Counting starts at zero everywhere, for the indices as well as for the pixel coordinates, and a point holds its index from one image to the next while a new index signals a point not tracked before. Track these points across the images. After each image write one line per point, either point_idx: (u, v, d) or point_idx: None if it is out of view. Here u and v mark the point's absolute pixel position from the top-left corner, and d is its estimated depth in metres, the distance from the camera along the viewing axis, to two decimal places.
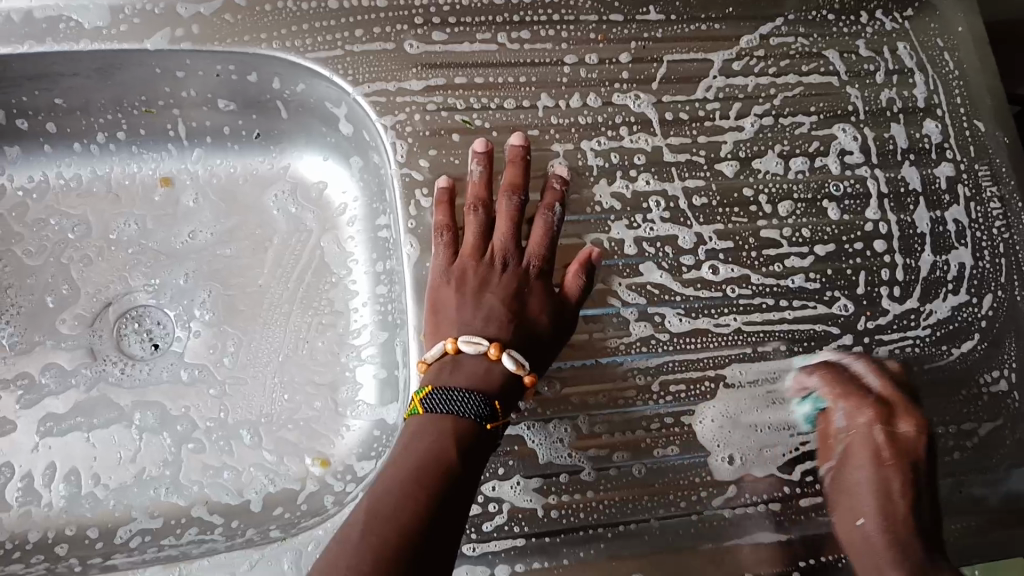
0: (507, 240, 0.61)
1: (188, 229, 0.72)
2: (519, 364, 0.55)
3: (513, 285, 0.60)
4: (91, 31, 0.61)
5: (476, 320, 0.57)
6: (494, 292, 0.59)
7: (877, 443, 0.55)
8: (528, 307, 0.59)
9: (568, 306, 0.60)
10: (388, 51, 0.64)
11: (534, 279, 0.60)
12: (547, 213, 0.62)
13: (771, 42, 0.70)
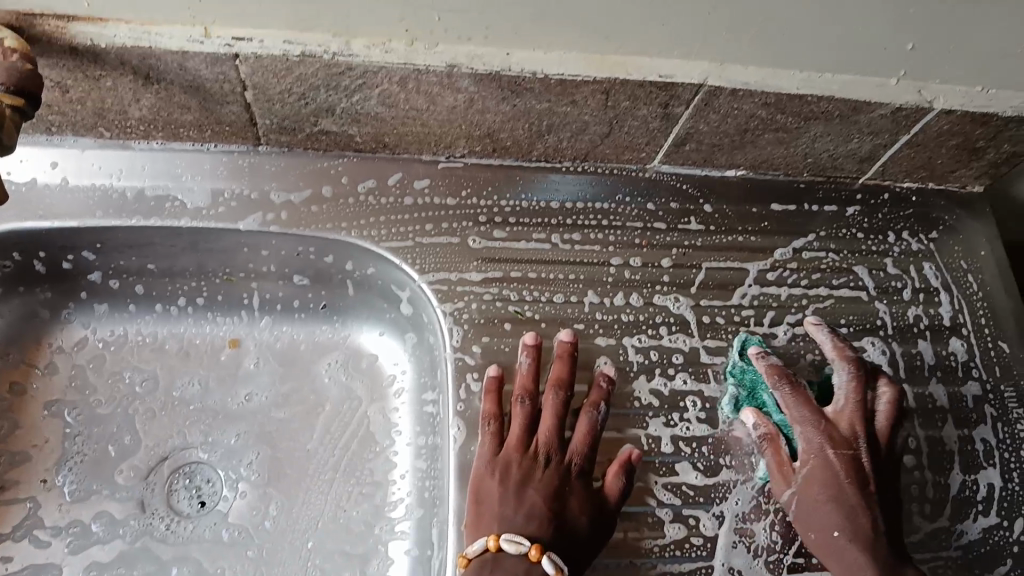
0: (552, 435, 0.64)
1: (246, 392, 0.77)
2: (558, 567, 0.57)
3: (555, 481, 0.63)
4: (193, 209, 0.68)
5: (518, 517, 0.60)
6: (536, 487, 0.62)
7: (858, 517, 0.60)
8: (568, 506, 0.62)
9: (609, 508, 0.63)
10: (452, 244, 0.71)
11: (575, 476, 0.63)
12: (593, 411, 0.65)
13: (803, 256, 0.75)
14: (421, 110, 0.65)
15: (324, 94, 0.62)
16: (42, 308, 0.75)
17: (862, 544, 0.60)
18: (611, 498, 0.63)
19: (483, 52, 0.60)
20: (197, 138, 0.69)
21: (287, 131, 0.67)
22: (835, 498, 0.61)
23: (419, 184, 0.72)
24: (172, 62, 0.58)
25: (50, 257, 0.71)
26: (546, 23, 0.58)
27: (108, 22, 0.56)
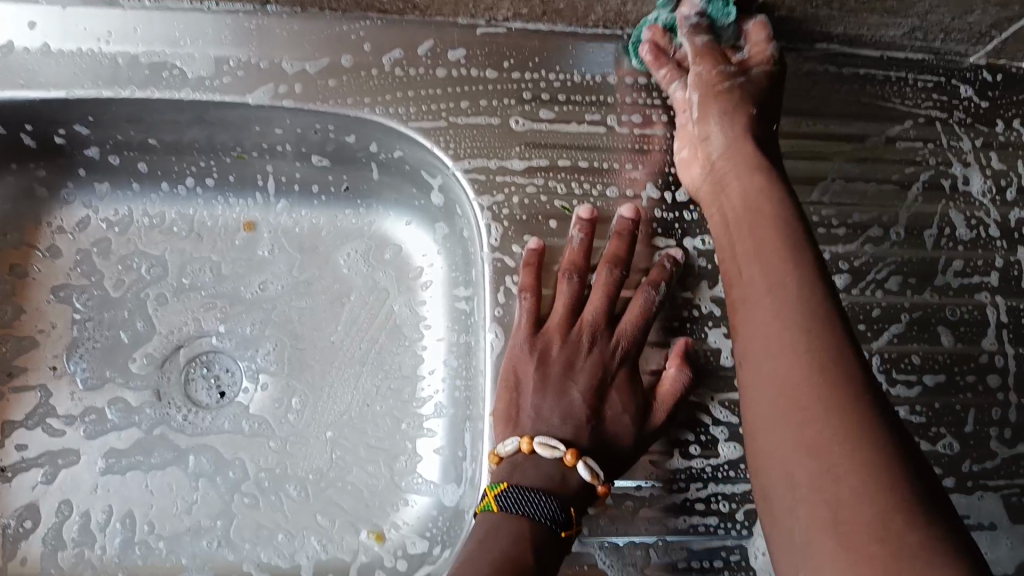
0: (600, 320, 0.58)
1: (261, 280, 0.71)
2: (594, 475, 0.52)
3: (599, 370, 0.57)
4: (194, 79, 0.59)
5: (555, 413, 0.55)
6: (578, 377, 0.57)
7: (801, 289, 0.43)
8: (611, 402, 0.56)
9: (659, 401, 0.57)
10: (492, 126, 0.61)
11: (623, 365, 0.58)
12: (648, 292, 0.59)
13: (897, 146, 0.66)
14: None
15: None
16: (39, 184, 0.68)
17: (813, 314, 0.42)
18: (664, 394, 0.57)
19: None
20: None
21: None
22: (780, 256, 0.46)
23: (455, 54, 0.61)
24: None
25: (38, 129, 0.63)
26: None
27: None
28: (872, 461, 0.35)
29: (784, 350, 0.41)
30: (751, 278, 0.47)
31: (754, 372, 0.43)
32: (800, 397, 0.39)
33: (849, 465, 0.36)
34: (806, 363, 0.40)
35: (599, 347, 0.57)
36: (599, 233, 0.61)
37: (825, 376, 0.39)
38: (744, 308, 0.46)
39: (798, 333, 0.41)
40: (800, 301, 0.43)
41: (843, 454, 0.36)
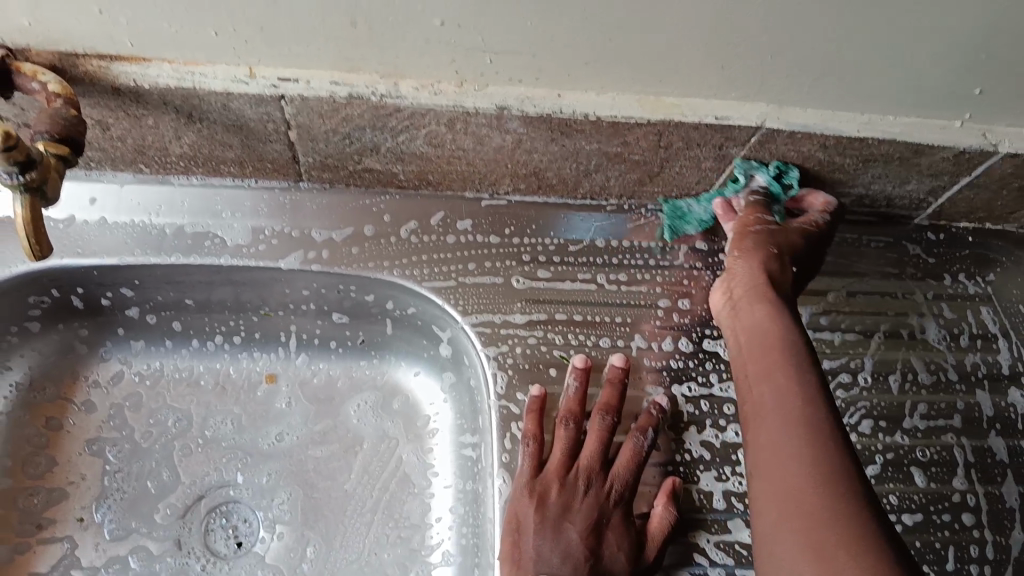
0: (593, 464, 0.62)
1: (277, 431, 0.76)
2: None
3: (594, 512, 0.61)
4: (233, 246, 0.67)
5: (555, 555, 0.59)
6: (575, 519, 0.61)
7: (810, 413, 0.49)
8: (606, 543, 0.60)
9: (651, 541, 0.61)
10: (496, 284, 0.69)
11: (616, 507, 0.61)
12: (637, 438, 0.63)
13: (857, 299, 0.73)
14: (466, 149, 0.63)
15: (370, 134, 0.61)
16: (80, 343, 0.74)
17: (821, 435, 0.47)
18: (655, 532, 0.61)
19: (535, 94, 0.58)
20: (237, 175, 0.67)
21: (330, 168, 0.66)
22: (785, 383, 0.52)
23: (463, 224, 0.70)
24: (216, 101, 0.57)
25: (88, 294, 0.70)
26: (600, 65, 0.56)
27: (151, 62, 0.55)
28: (868, 559, 0.39)
29: (792, 464, 0.46)
30: (758, 405, 0.53)
31: (764, 492, 0.47)
32: (811, 502, 0.44)
33: (847, 563, 0.40)
34: (809, 475, 0.45)
35: (593, 491, 0.62)
36: (592, 381, 0.67)
37: (833, 487, 0.44)
38: (754, 430, 0.52)
39: (804, 450, 0.47)
40: (812, 424, 0.48)
41: (843, 552, 0.40)
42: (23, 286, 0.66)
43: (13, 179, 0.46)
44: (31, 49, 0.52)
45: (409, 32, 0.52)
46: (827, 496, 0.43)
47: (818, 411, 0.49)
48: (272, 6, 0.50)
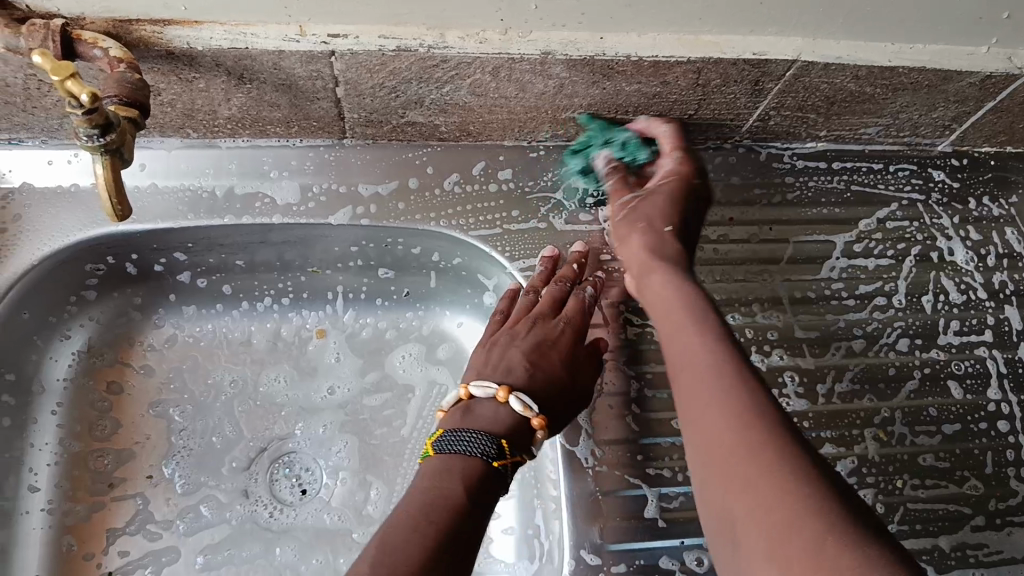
0: (546, 305, 0.66)
1: (328, 385, 0.78)
2: (526, 407, 0.57)
3: (544, 343, 0.63)
4: (283, 206, 0.69)
5: (496, 369, 0.61)
6: (518, 344, 0.63)
7: (707, 345, 0.51)
8: (545, 359, 0.62)
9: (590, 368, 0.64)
10: (539, 229, 0.71)
11: (563, 336, 0.64)
12: (577, 295, 0.67)
13: (887, 226, 0.75)
14: (508, 97, 0.65)
15: (416, 87, 0.62)
16: (134, 310, 0.76)
17: (720, 371, 0.49)
18: (588, 362, 0.64)
19: (578, 38, 0.59)
20: (283, 135, 0.68)
21: (374, 123, 0.67)
22: (689, 336, 0.53)
23: (503, 174, 0.72)
24: (268, 61, 0.58)
25: (142, 260, 0.71)
26: (643, 7, 0.57)
27: (203, 24, 0.55)
28: (784, 471, 0.41)
29: (707, 389, 0.48)
30: (667, 358, 0.54)
31: (693, 426, 0.48)
32: (723, 427, 0.45)
33: (749, 435, 0.44)
34: (731, 406, 0.46)
35: (546, 323, 0.64)
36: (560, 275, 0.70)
37: (752, 448, 0.43)
38: (677, 380, 0.51)
39: (718, 380, 0.48)
40: (717, 356, 0.50)
41: (735, 428, 0.45)
42: (81, 256, 0.68)
43: (91, 142, 0.47)
44: (86, 17, 0.53)
45: None
46: (738, 424, 0.45)
47: (721, 346, 0.51)
48: None
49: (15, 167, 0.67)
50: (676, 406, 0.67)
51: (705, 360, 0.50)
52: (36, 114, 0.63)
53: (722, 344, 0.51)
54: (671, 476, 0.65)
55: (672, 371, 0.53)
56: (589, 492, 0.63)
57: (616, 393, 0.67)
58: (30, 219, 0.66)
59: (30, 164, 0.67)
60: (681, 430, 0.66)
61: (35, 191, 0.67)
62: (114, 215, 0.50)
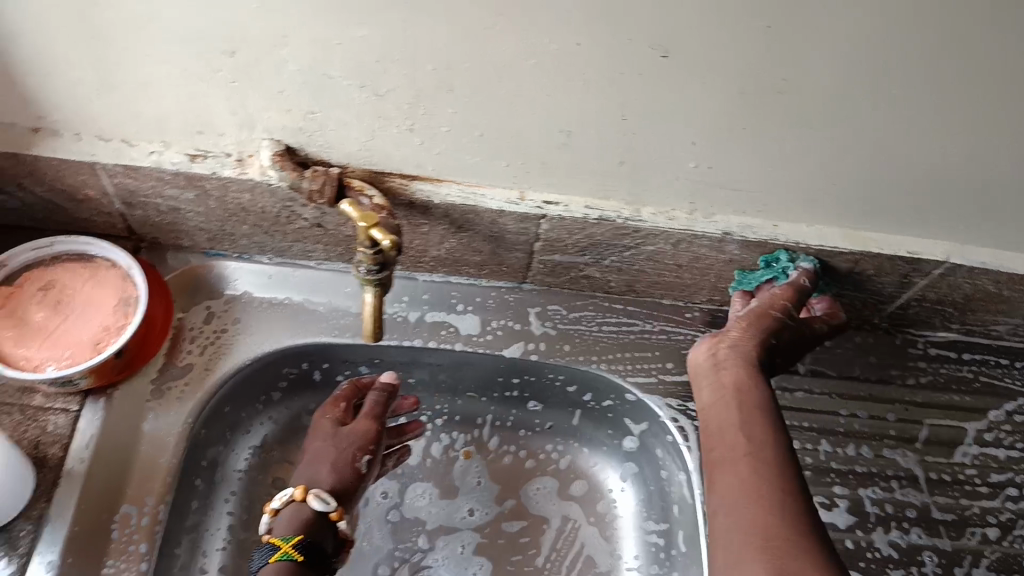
0: (326, 417, 0.74)
1: (469, 506, 0.83)
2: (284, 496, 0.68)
3: (311, 442, 0.73)
4: (466, 335, 0.77)
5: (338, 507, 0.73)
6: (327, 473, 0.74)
7: (760, 410, 0.62)
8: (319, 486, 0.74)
9: (324, 464, 0.71)
10: (692, 383, 0.77)
11: (325, 439, 0.72)
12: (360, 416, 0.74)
13: (1017, 419, 0.79)
14: (681, 265, 0.73)
15: (604, 250, 0.71)
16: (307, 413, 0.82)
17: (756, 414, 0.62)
18: (326, 455, 0.72)
19: (756, 223, 0.68)
20: (473, 274, 0.78)
21: (554, 273, 0.76)
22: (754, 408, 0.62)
23: (670, 327, 0.79)
24: (488, 217, 0.68)
25: (330, 368, 0.80)
26: (818, 202, 0.66)
27: (443, 183, 0.66)
28: (783, 509, 0.53)
29: (744, 431, 0.60)
30: (713, 422, 0.63)
31: (716, 468, 0.60)
32: (751, 470, 0.57)
33: (749, 482, 0.56)
34: (774, 465, 0.57)
35: (317, 434, 0.73)
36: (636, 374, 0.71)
37: (765, 485, 0.55)
38: (716, 430, 0.62)
39: (752, 430, 0.61)
40: (752, 409, 0.62)
41: (752, 477, 0.56)
42: (283, 360, 0.76)
43: (368, 275, 0.57)
44: (351, 167, 0.64)
45: (666, 169, 0.63)
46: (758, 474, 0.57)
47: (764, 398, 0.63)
48: (561, 145, 0.61)
49: (242, 277, 0.76)
50: None
51: (754, 413, 0.62)
52: (275, 236, 0.72)
53: (764, 406, 0.63)
54: None
55: (710, 440, 0.62)
56: None
57: None
58: (249, 323, 0.74)
59: (252, 275, 0.76)
60: None
61: (254, 298, 0.76)
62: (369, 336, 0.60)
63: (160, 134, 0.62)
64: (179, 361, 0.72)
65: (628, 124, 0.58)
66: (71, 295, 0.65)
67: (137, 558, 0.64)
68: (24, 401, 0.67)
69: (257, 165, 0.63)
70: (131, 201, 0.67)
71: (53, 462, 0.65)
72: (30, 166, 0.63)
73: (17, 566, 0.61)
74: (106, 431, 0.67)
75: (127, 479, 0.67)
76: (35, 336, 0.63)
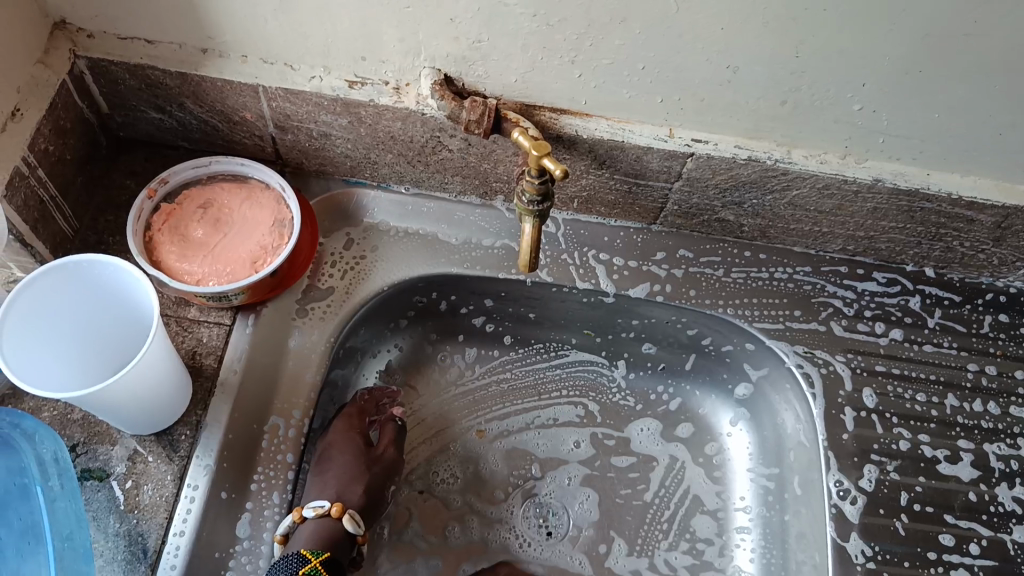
0: (345, 431, 0.74)
1: (574, 438, 0.83)
2: (319, 507, 0.66)
3: (330, 458, 0.72)
4: (593, 272, 0.78)
5: (354, 483, 0.71)
6: (348, 446, 0.73)
7: None
8: (334, 460, 0.72)
9: (356, 482, 0.71)
10: (819, 330, 0.77)
11: (351, 458, 0.72)
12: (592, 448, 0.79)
13: None
14: (821, 210, 0.72)
15: (745, 191, 0.71)
16: (428, 342, 0.85)
17: None
18: (353, 476, 0.72)
19: (908, 170, 0.67)
20: (604, 213, 0.78)
21: (687, 215, 0.76)
22: None
23: (802, 271, 0.79)
24: (633, 154, 0.68)
25: (455, 300, 0.82)
26: (977, 153, 0.64)
27: (593, 117, 0.66)
28: None
29: None
30: None
31: None
32: None
33: None
34: None
35: (335, 448, 0.73)
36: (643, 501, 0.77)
37: None
38: None
39: None
40: None
41: None
42: (415, 288, 0.78)
43: (528, 206, 0.59)
44: (505, 98, 0.64)
45: (827, 112, 0.62)
46: None
47: None
48: (725, 83, 0.60)
49: (378, 206, 0.78)
50: (941, 521, 0.70)
51: None
52: (416, 166, 0.74)
53: None
54: None
55: None
56: None
57: (888, 497, 0.71)
58: (384, 251, 0.77)
59: (387, 205, 0.78)
60: (946, 545, 0.69)
61: (389, 227, 0.78)
62: (524, 264, 0.62)
63: (323, 59, 0.64)
64: (321, 283, 0.74)
65: (800, 63, 0.57)
66: (228, 213, 0.68)
67: (284, 467, 0.67)
68: (178, 313, 0.70)
69: (415, 94, 0.65)
70: (285, 124, 0.70)
71: (208, 372, 0.68)
72: (196, 86, 0.66)
73: (176, 469, 0.64)
74: (255, 346, 0.70)
75: (276, 392, 0.70)
76: (198, 251, 0.66)
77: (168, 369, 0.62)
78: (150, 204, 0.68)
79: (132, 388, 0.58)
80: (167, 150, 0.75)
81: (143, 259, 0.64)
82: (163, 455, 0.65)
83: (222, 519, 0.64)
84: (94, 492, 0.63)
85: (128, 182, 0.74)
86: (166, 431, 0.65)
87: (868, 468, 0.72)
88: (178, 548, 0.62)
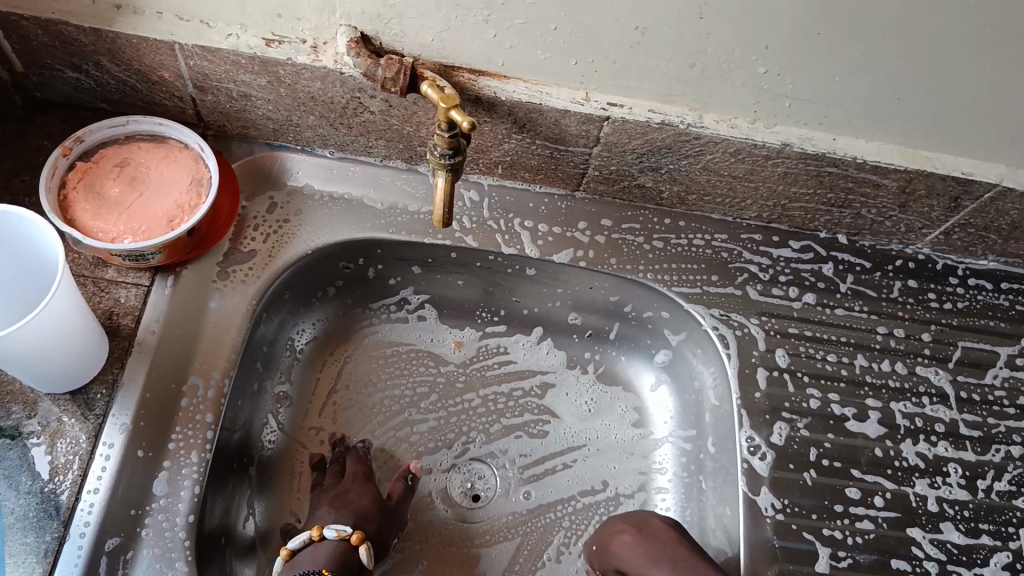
0: (362, 476, 0.75)
1: (503, 404, 0.84)
2: (341, 531, 0.67)
3: (345, 495, 0.72)
4: (516, 238, 0.79)
5: (366, 518, 0.71)
6: (360, 487, 0.73)
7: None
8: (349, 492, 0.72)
9: (372, 519, 0.71)
10: (735, 294, 0.79)
11: (369, 498, 0.73)
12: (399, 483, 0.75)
13: None
14: (735, 176, 0.74)
15: (661, 156, 0.73)
16: (356, 313, 0.85)
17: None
18: (371, 513, 0.71)
19: (815, 135, 0.69)
20: (528, 179, 0.80)
21: (609, 181, 0.78)
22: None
23: (720, 237, 0.81)
24: (551, 117, 0.69)
25: (381, 267, 0.82)
26: (879, 117, 0.67)
27: (510, 80, 0.67)
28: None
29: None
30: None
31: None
32: None
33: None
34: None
35: (353, 491, 0.73)
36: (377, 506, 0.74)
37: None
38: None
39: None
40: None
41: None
42: (339, 254, 0.78)
43: (441, 159, 0.60)
44: (422, 58, 0.65)
45: (735, 75, 0.64)
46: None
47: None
48: (634, 44, 0.62)
49: (303, 171, 0.78)
50: (848, 476, 0.73)
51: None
52: (338, 129, 0.74)
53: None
54: (841, 537, 0.70)
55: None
56: (767, 539, 0.69)
57: (798, 452, 0.73)
58: (309, 215, 0.77)
59: (313, 170, 0.78)
60: (852, 498, 0.72)
61: (314, 192, 0.78)
62: (440, 217, 0.63)
63: (240, 16, 0.64)
64: (243, 247, 0.74)
65: (705, 24, 0.59)
66: (147, 173, 0.68)
67: (202, 428, 0.67)
68: (95, 273, 0.69)
69: (332, 53, 0.65)
70: (205, 85, 0.70)
71: (125, 332, 0.68)
72: (112, 44, 0.66)
73: (91, 428, 0.64)
74: (174, 308, 0.70)
75: (194, 354, 0.69)
76: (114, 209, 0.66)
77: (71, 339, 0.60)
78: (66, 163, 0.67)
79: (24, 343, 0.56)
80: (85, 112, 0.74)
81: (56, 216, 0.63)
82: (77, 413, 0.64)
83: (138, 477, 0.63)
84: (6, 451, 0.62)
85: (48, 145, 0.72)
86: (81, 389, 0.65)
87: (779, 425, 0.74)
88: (91, 505, 0.61)
